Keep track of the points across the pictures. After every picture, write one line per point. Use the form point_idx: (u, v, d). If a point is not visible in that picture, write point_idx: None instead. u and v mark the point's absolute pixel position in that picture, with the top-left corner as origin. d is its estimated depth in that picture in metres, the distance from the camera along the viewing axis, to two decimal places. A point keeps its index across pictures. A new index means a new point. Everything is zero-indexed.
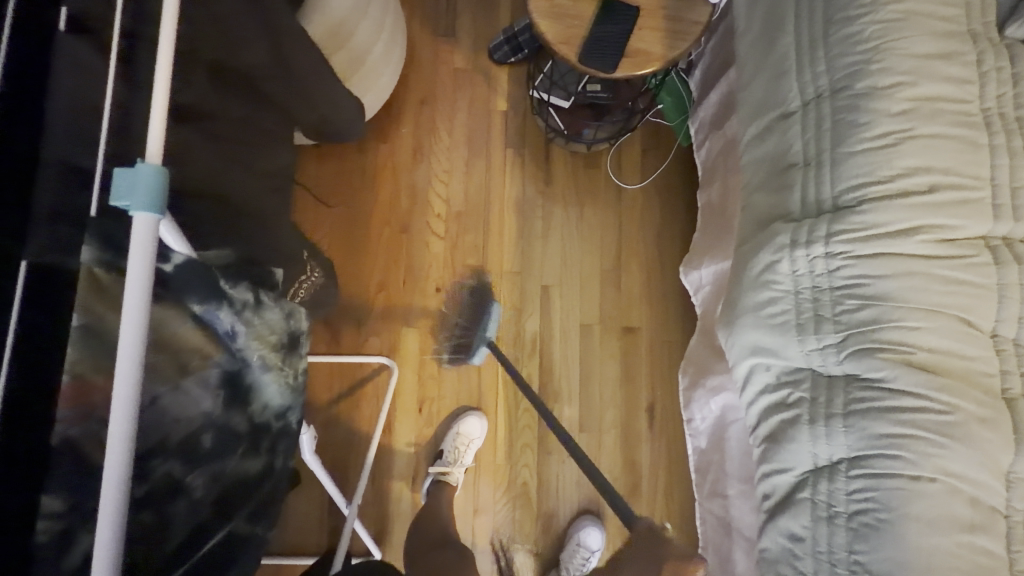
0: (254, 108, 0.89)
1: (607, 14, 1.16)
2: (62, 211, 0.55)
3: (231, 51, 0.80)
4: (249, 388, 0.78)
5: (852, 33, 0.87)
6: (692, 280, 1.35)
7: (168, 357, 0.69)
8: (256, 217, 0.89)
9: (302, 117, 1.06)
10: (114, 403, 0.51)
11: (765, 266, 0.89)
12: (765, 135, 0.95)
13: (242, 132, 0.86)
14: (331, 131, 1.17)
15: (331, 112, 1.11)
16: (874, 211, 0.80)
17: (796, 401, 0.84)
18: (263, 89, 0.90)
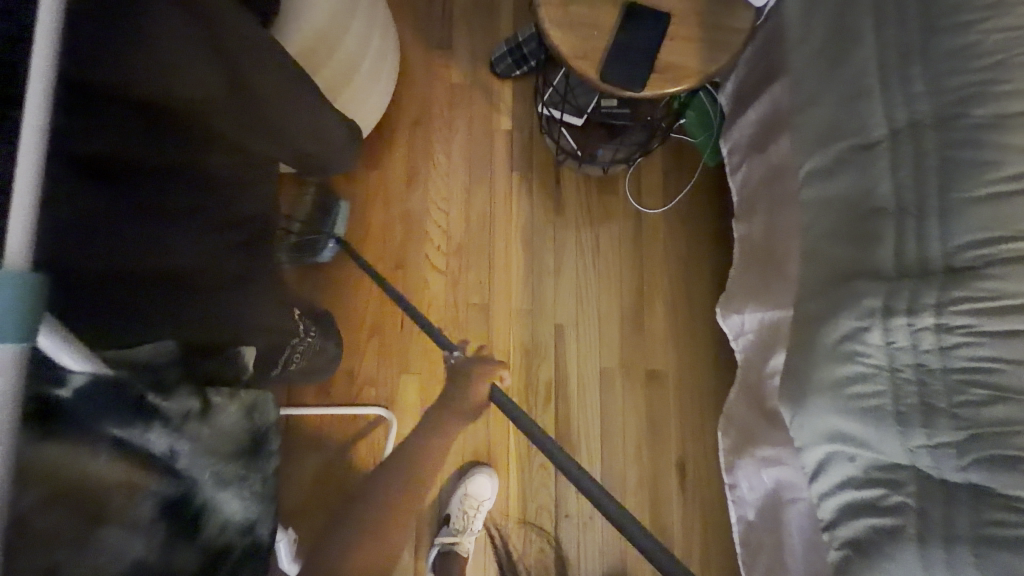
0: (202, 152, 0.66)
1: (632, 23, 0.99)
2: None
3: (175, 84, 0.59)
4: (201, 510, 0.61)
5: (969, 43, 0.71)
6: (731, 324, 1.17)
7: (65, 505, 0.50)
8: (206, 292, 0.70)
9: (278, 153, 0.82)
10: None
11: (848, 334, 0.71)
12: (838, 168, 0.77)
13: (178, 176, 0.64)
14: (319, 165, 0.92)
15: (315, 145, 0.87)
16: (1007, 278, 0.63)
17: (893, 505, 0.68)
18: (214, 129, 0.67)
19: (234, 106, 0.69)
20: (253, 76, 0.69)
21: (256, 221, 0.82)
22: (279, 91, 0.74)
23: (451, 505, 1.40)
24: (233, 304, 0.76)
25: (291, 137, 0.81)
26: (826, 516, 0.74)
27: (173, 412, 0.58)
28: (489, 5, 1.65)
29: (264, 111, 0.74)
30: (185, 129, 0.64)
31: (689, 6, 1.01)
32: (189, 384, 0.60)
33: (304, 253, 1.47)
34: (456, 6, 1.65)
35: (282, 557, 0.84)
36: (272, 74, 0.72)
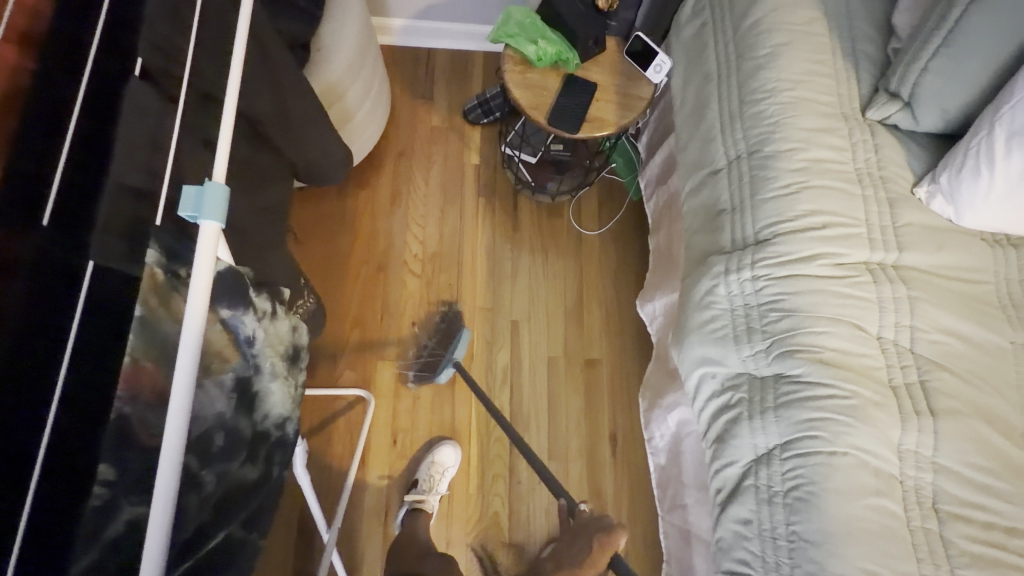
0: (253, 150, 1.02)
1: (569, 88, 1.39)
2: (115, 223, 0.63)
3: (250, 101, 0.96)
4: (255, 396, 0.85)
5: (760, 111, 1.06)
6: (647, 311, 1.54)
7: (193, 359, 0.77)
8: (258, 246, 0.99)
9: (295, 159, 1.17)
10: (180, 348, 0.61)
11: (706, 290, 1.05)
12: (700, 187, 1.15)
13: (239, 161, 0.98)
14: (314, 175, 1.27)
15: (319, 159, 1.23)
16: (785, 242, 0.96)
17: (737, 403, 0.98)
18: (268, 135, 1.04)
19: (279, 125, 1.05)
20: (294, 103, 1.06)
21: (280, 204, 1.12)
22: (306, 116, 1.11)
23: (419, 472, 1.61)
24: (279, 259, 1.06)
25: (306, 148, 1.17)
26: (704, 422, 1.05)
27: (258, 308, 0.84)
28: (463, 68, 2.06)
29: (292, 128, 1.09)
30: (246, 135, 1.00)
31: (609, 78, 1.42)
32: (266, 294, 0.88)
33: (428, 372, 1.70)
34: (437, 67, 2.06)
35: (297, 463, 1.06)
36: (307, 104, 1.10)
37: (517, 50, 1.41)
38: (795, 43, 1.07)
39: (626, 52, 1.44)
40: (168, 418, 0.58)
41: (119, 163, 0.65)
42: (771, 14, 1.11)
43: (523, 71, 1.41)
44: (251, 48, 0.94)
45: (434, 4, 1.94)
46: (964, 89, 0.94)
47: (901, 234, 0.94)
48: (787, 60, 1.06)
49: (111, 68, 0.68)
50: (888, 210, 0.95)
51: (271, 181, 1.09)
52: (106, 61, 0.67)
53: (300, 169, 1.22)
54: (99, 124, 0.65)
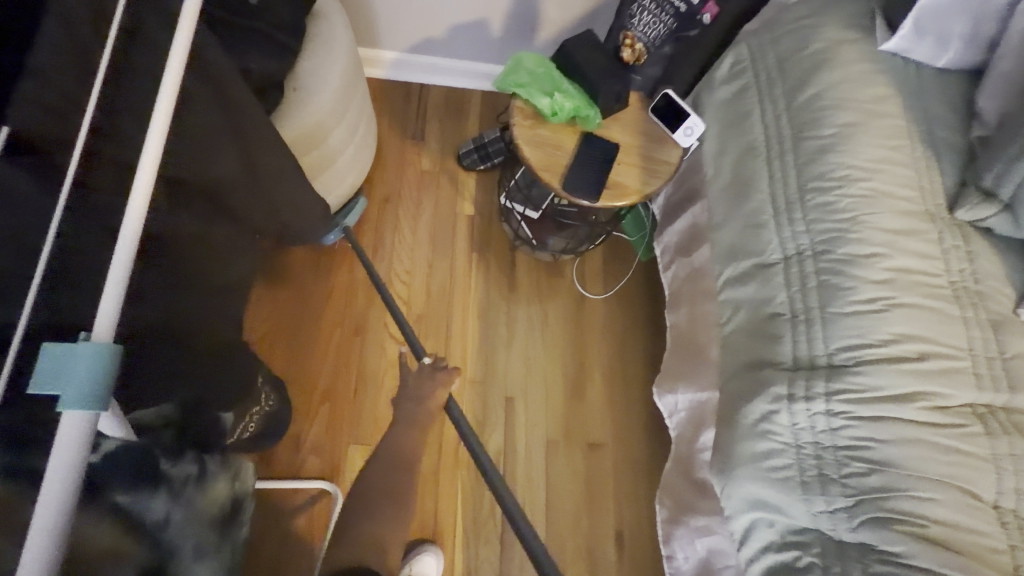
0: (209, 223, 0.72)
1: (587, 146, 1.20)
2: None
3: (196, 165, 0.69)
4: None
5: (827, 203, 0.89)
6: (666, 402, 1.33)
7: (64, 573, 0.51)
8: (201, 369, 0.71)
9: (267, 226, 0.89)
10: None
11: (761, 415, 0.85)
12: (745, 279, 0.95)
13: (185, 246, 0.68)
14: (291, 238, 1.00)
15: (297, 219, 0.94)
16: (870, 373, 0.77)
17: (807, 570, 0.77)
18: (228, 202, 0.75)
19: (241, 187, 0.76)
20: (261, 159, 0.80)
21: None
22: (278, 171, 0.84)
23: None
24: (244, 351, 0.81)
25: (279, 208, 0.88)
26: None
27: (176, 477, 0.60)
28: (458, 106, 1.86)
29: (262, 185, 0.82)
30: (197, 204, 0.70)
31: (633, 137, 1.23)
32: (193, 450, 0.64)
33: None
34: (429, 104, 1.85)
35: None
36: (277, 152, 0.82)
37: (527, 101, 1.22)
38: (865, 126, 0.90)
39: (652, 110, 1.24)
40: None
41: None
42: (835, 88, 0.95)
43: (533, 125, 1.21)
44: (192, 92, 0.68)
45: (427, 36, 1.74)
46: None
47: (1011, 367, 0.76)
48: (858, 145, 0.89)
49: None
50: (992, 336, 0.78)
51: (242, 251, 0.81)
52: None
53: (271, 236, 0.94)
54: None
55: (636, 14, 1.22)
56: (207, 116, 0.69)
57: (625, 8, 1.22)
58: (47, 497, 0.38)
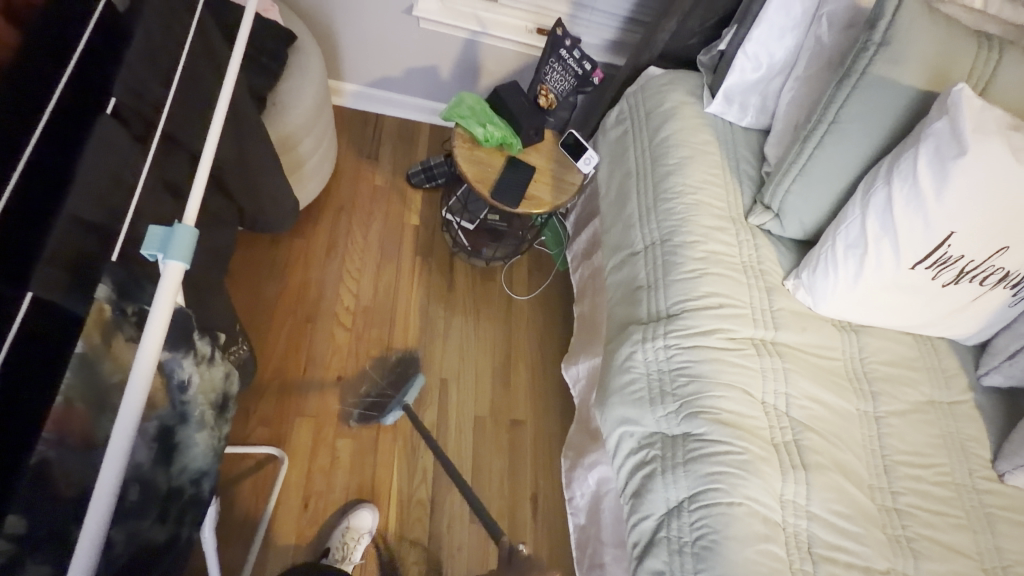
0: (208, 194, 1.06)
1: (512, 166, 1.55)
2: (69, 258, 0.65)
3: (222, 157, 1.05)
4: (176, 447, 0.79)
5: (670, 207, 1.27)
6: (571, 373, 1.65)
7: None
8: (197, 292, 0.94)
9: (246, 206, 1.21)
10: (125, 395, 0.60)
11: (626, 354, 1.19)
12: (622, 265, 1.34)
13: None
14: (262, 222, 1.31)
15: (269, 206, 1.27)
16: (691, 317, 1.14)
17: (652, 459, 1.09)
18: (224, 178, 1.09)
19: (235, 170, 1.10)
20: (255, 156, 1.13)
21: (227, 248, 1.11)
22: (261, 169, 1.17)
23: (332, 539, 1.50)
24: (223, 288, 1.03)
25: (259, 199, 1.23)
26: (622, 477, 1.14)
27: (198, 351, 0.83)
28: (410, 135, 2.19)
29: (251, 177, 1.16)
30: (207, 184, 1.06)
31: (546, 164, 1.61)
32: (207, 338, 0.87)
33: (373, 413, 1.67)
34: (384, 131, 2.16)
35: (207, 526, 0.97)
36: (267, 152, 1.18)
37: (466, 129, 1.57)
38: (696, 158, 1.32)
39: (561, 144, 1.63)
40: (107, 453, 0.57)
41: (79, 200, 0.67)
42: (677, 132, 1.36)
43: (470, 148, 1.57)
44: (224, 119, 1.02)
45: (382, 76, 2.05)
46: (818, 208, 1.20)
47: (777, 316, 1.16)
48: (690, 171, 1.30)
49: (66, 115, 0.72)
50: (767, 295, 1.18)
51: (220, 226, 1.10)
52: (72, 103, 0.72)
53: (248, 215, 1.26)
54: (60, 153, 0.68)
55: (550, 72, 1.57)
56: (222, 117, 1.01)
57: (542, 68, 1.58)
58: (155, 319, 0.63)
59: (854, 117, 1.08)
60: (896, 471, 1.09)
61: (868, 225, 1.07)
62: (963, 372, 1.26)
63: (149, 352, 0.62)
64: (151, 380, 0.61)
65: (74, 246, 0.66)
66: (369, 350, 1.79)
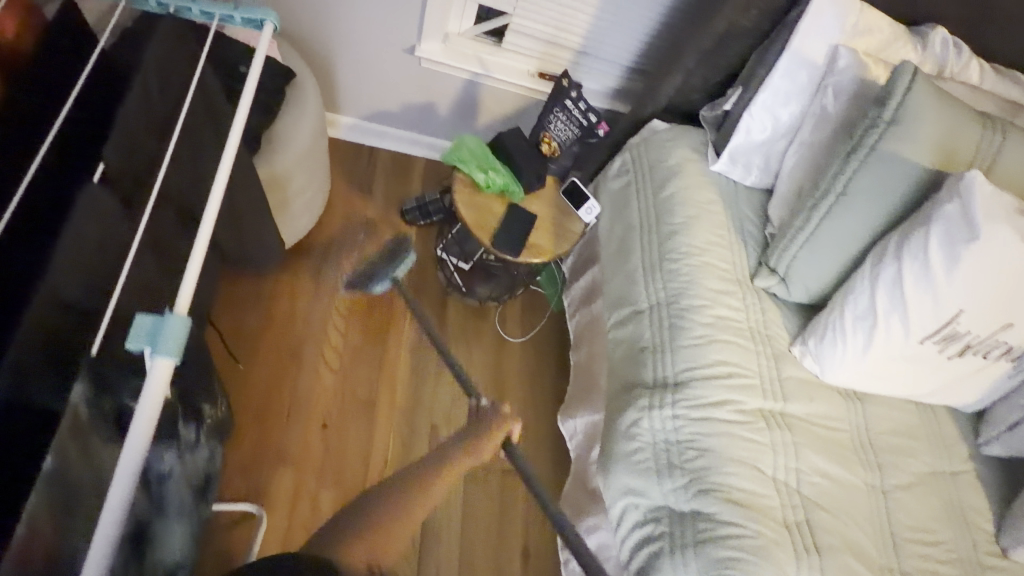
0: None
1: (513, 213, 1.51)
2: (48, 344, 0.63)
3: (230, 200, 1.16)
4: (148, 544, 0.71)
5: (677, 268, 1.25)
6: (568, 427, 1.60)
7: (62, 494, 0.63)
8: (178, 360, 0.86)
9: (226, 245, 1.21)
10: (99, 519, 0.53)
11: (631, 420, 1.15)
12: (625, 321, 1.30)
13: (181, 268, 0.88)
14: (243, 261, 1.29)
15: (253, 244, 1.26)
16: (699, 387, 1.11)
17: (659, 536, 1.04)
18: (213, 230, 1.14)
19: (223, 216, 1.16)
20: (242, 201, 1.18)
21: None
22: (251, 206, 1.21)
23: None
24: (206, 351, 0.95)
25: (242, 240, 1.24)
26: (626, 553, 1.09)
27: (183, 441, 0.77)
28: (405, 167, 2.12)
29: (239, 224, 1.21)
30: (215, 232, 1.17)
31: (547, 211, 1.58)
32: (192, 422, 0.81)
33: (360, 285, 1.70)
34: (379, 163, 2.10)
35: None
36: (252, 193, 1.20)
37: (466, 173, 1.54)
38: (702, 217, 1.31)
39: (563, 191, 1.60)
40: None
41: (55, 280, 0.65)
42: (683, 190, 1.35)
43: (471, 194, 1.52)
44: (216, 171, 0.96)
45: (377, 110, 1.99)
46: (824, 275, 1.19)
47: (785, 385, 1.14)
48: (696, 230, 1.29)
49: (47, 186, 0.70)
50: (775, 364, 1.16)
51: None
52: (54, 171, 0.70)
53: (227, 253, 1.24)
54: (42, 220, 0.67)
55: (554, 121, 1.56)
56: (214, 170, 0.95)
57: (545, 116, 1.57)
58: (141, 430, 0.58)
59: (863, 188, 1.08)
60: (904, 549, 1.07)
61: (877, 299, 1.07)
62: (963, 441, 1.25)
63: (128, 467, 0.56)
64: (131, 494, 0.55)
65: (51, 326, 0.64)
66: (357, 394, 1.71)
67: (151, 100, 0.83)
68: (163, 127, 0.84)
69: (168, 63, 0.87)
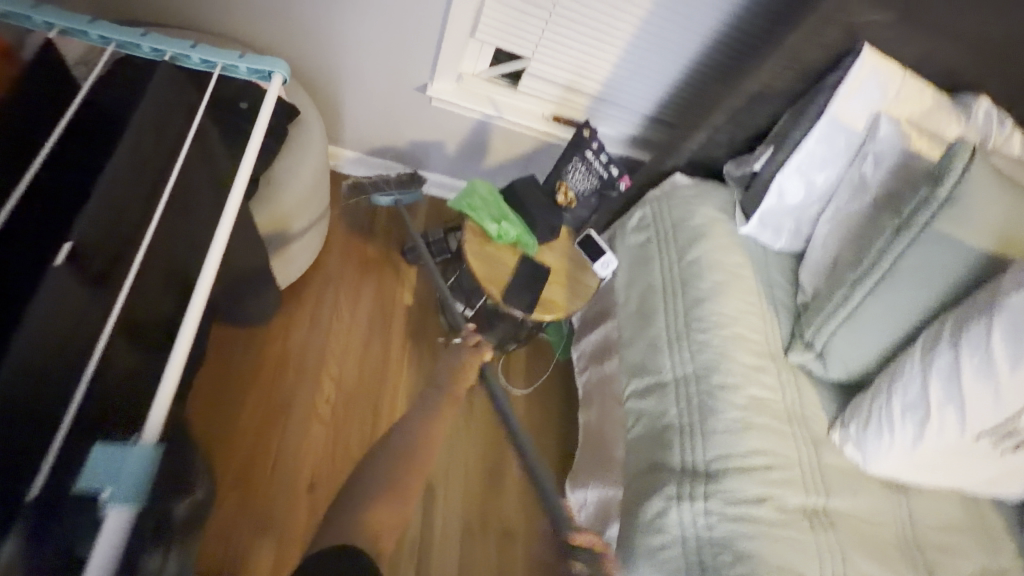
0: None
1: (527, 265, 1.42)
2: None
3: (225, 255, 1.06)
4: None
5: (706, 338, 1.16)
6: (577, 497, 1.49)
7: None
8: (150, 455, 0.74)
9: (215, 300, 1.11)
10: None
11: (657, 511, 1.04)
12: (648, 392, 1.20)
13: (163, 344, 0.77)
14: (232, 315, 1.18)
15: (246, 297, 1.16)
16: (735, 478, 1.01)
17: None
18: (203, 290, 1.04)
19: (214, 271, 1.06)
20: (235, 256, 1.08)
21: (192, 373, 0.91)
22: (244, 259, 1.10)
23: None
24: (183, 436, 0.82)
25: (232, 292, 1.13)
26: None
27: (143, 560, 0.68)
28: (408, 205, 2.03)
29: (231, 279, 1.11)
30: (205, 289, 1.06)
31: (561, 263, 1.49)
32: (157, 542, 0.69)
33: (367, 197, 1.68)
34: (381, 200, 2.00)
35: None
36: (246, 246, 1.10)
37: (477, 222, 1.44)
38: (731, 284, 1.23)
39: (578, 243, 1.51)
40: None
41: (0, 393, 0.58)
42: (710, 252, 1.27)
43: (482, 244, 1.43)
44: (206, 231, 0.85)
45: (382, 147, 1.90)
46: (866, 353, 1.11)
47: (827, 477, 1.04)
48: (726, 298, 1.20)
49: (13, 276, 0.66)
50: (815, 451, 1.06)
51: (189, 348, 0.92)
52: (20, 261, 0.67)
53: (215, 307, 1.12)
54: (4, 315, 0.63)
55: (572, 170, 1.48)
56: (205, 231, 0.84)
57: (563, 165, 1.49)
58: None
59: (910, 268, 1.02)
60: None
61: (930, 390, 0.99)
62: (1012, 535, 1.15)
63: None
64: None
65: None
66: (349, 451, 1.57)
67: (135, 168, 0.77)
68: (149, 197, 0.78)
69: (157, 132, 0.82)
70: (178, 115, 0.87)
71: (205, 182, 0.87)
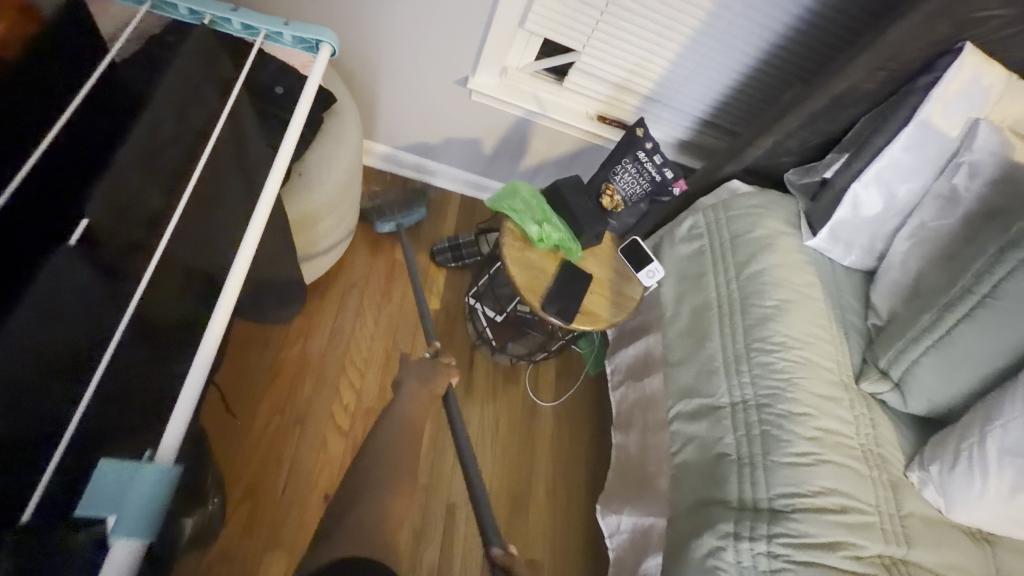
0: None
1: (567, 274, 1.33)
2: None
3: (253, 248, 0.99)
4: None
5: (770, 361, 1.06)
6: (608, 522, 1.36)
7: None
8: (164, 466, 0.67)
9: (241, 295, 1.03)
10: None
11: (710, 550, 0.94)
12: (698, 416, 1.10)
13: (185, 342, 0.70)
14: (257, 312, 1.11)
15: (271, 294, 1.09)
16: (803, 520, 0.89)
17: None
18: None
19: None
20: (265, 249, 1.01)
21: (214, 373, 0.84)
22: (273, 252, 1.04)
23: None
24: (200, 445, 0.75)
25: (258, 288, 1.06)
26: None
27: None
28: (439, 204, 1.95)
29: (258, 275, 1.04)
30: None
31: (604, 272, 1.39)
32: None
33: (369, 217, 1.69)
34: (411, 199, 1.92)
35: None
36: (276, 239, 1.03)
37: (518, 224, 1.35)
38: (797, 303, 1.12)
39: (622, 251, 1.41)
40: None
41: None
42: (776, 268, 1.16)
43: (520, 248, 1.34)
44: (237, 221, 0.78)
45: (415, 142, 1.83)
46: (952, 387, 0.99)
47: (908, 526, 0.92)
48: (791, 318, 1.10)
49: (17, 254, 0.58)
50: (893, 497, 0.95)
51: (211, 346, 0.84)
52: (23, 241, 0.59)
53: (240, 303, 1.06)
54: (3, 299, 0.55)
55: (620, 173, 1.39)
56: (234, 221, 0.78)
57: (611, 166, 1.40)
58: None
59: (1016, 295, 0.90)
60: None
61: None
62: None
63: None
64: None
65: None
66: None
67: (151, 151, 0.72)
68: (170, 188, 0.73)
69: None
70: (210, 99, 0.82)
71: (236, 168, 0.81)
